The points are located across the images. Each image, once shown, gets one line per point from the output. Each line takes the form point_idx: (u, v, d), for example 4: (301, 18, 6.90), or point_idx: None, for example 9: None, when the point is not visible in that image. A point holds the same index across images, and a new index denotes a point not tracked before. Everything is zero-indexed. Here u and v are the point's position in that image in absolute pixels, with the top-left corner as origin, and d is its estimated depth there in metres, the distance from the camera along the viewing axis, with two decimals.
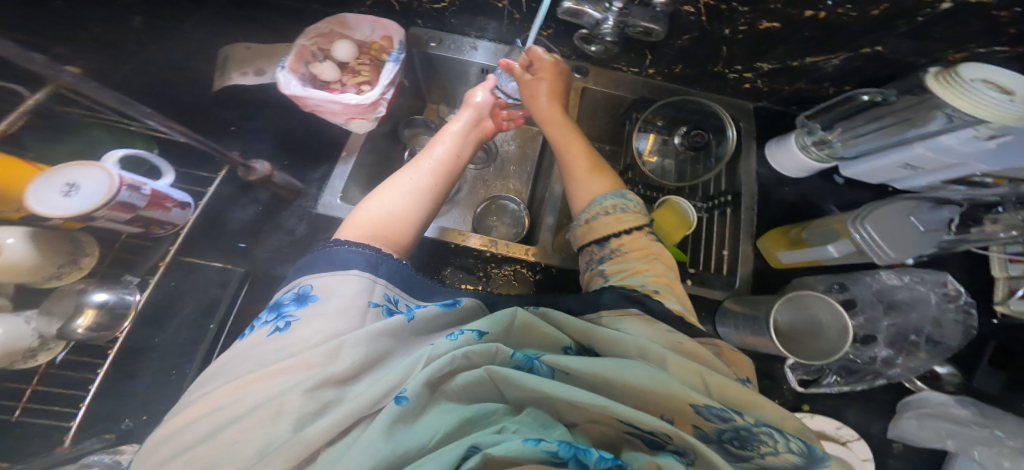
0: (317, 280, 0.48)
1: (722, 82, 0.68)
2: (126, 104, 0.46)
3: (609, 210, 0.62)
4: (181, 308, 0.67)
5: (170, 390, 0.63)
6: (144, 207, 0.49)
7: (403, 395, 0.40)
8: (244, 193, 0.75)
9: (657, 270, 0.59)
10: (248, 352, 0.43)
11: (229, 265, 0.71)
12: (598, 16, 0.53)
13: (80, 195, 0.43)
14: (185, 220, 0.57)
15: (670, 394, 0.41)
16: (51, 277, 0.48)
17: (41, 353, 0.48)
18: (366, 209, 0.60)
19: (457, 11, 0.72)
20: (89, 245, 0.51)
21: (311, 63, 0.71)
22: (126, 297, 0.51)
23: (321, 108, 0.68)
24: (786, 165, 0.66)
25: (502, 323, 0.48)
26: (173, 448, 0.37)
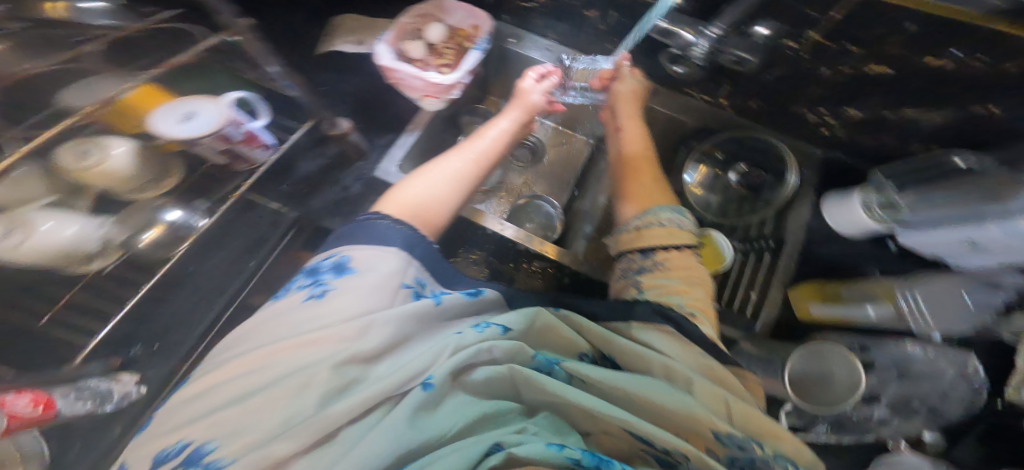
0: (357, 252, 0.45)
1: (796, 124, 0.69)
2: (262, 52, 0.54)
3: (665, 223, 0.60)
4: (226, 246, 0.67)
5: (192, 322, 0.63)
6: (239, 143, 0.53)
7: (429, 382, 0.39)
8: (315, 146, 0.75)
9: (697, 296, 0.55)
10: (276, 318, 0.41)
11: (283, 209, 0.71)
12: (691, 39, 0.59)
13: (194, 123, 0.47)
14: (266, 162, 0.60)
15: (695, 419, 0.40)
16: (133, 190, 0.50)
17: (95, 260, 0.49)
18: (409, 188, 0.58)
19: (542, 13, 0.77)
20: (175, 166, 0.54)
21: (404, 39, 0.76)
22: (192, 222, 0.55)
23: (404, 81, 0.74)
24: (842, 224, 0.64)
25: (526, 318, 0.49)
26: (196, 411, 0.35)
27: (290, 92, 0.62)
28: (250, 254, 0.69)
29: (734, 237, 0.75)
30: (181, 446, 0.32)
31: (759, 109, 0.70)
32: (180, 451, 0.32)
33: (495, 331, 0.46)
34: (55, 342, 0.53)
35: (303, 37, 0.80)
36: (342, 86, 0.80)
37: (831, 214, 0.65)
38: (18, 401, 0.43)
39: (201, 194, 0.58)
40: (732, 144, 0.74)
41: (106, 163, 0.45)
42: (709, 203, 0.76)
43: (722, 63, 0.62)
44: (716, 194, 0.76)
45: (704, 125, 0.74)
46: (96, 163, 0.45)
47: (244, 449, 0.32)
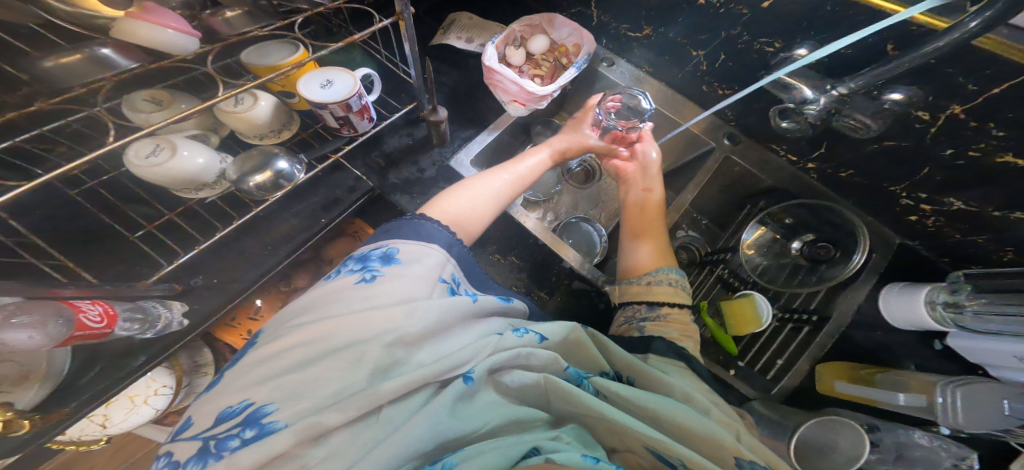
0: (404, 246, 0.45)
1: (884, 204, 0.67)
2: (408, 39, 0.53)
3: (672, 283, 0.60)
4: (304, 200, 0.70)
5: (256, 262, 0.66)
6: (354, 114, 0.59)
7: (471, 375, 0.39)
8: (407, 125, 0.79)
9: (691, 348, 0.55)
10: (331, 296, 0.40)
11: (364, 177, 0.75)
12: (808, 97, 0.56)
13: (331, 90, 0.55)
14: (366, 132, 0.65)
15: (718, 445, 0.39)
16: (255, 136, 0.57)
17: (204, 190, 0.52)
18: (455, 196, 0.58)
19: (645, 44, 0.79)
20: (294, 124, 0.61)
21: (509, 45, 0.81)
22: (295, 173, 0.57)
23: (500, 84, 0.77)
24: (898, 319, 0.62)
25: (563, 327, 0.47)
26: (253, 378, 0.34)
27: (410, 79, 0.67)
28: (323, 212, 0.71)
29: (775, 304, 0.76)
30: (243, 406, 0.32)
31: (852, 182, 0.68)
32: (241, 411, 0.32)
33: (532, 339, 0.44)
34: (138, 255, 0.55)
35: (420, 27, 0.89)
36: (442, 77, 0.87)
37: (890, 307, 0.63)
38: (90, 310, 0.44)
39: (303, 152, 0.64)
40: (803, 212, 0.73)
41: (254, 110, 0.53)
42: (753, 263, 0.76)
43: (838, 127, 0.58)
44: (766, 257, 0.77)
45: (775, 184, 0.75)
46: (247, 108, 0.53)
47: (301, 415, 0.32)
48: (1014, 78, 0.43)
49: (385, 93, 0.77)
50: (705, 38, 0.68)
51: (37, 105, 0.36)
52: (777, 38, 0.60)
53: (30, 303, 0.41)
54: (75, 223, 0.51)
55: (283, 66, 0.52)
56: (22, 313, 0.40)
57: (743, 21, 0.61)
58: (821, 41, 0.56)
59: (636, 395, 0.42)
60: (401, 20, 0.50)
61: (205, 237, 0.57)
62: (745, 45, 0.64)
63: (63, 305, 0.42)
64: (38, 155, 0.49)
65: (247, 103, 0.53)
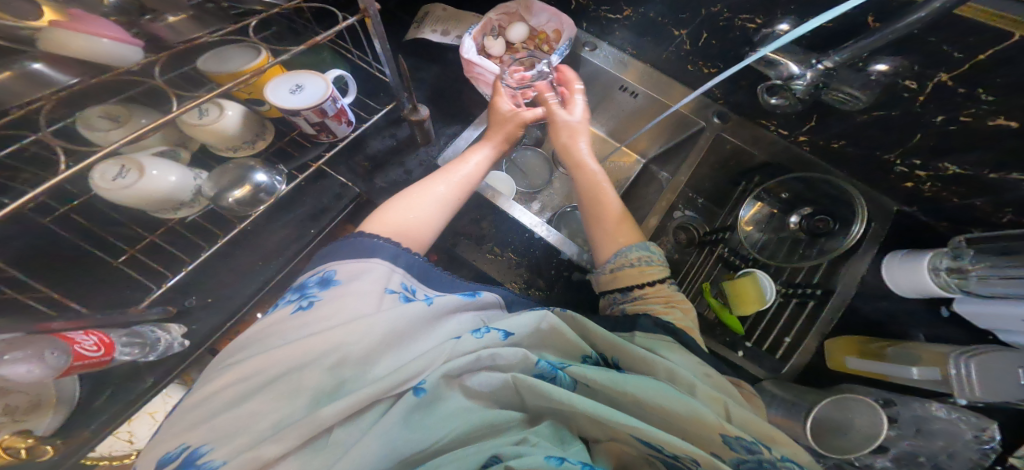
0: (342, 266, 0.46)
1: (880, 173, 0.65)
2: (380, 40, 0.52)
3: (634, 263, 0.58)
4: (292, 212, 0.70)
5: (251, 277, 0.66)
6: (330, 118, 0.59)
7: (423, 386, 0.38)
8: (389, 126, 0.78)
9: (679, 317, 0.54)
10: (270, 330, 0.41)
11: (350, 183, 0.74)
12: (796, 72, 0.54)
13: (302, 95, 0.54)
14: (346, 137, 0.65)
15: (701, 423, 0.38)
16: (231, 148, 0.56)
17: (182, 209, 0.52)
18: (392, 212, 0.56)
19: (625, 25, 0.78)
20: (269, 133, 0.59)
21: (487, 35, 0.80)
22: (276, 185, 0.57)
23: (482, 78, 0.76)
24: (905, 287, 0.60)
25: (530, 322, 0.44)
26: (194, 419, 0.35)
27: (386, 78, 0.64)
28: (312, 222, 0.71)
29: (778, 281, 0.75)
30: (180, 450, 0.33)
31: (846, 151, 0.66)
32: (177, 455, 0.33)
33: (495, 337, 0.43)
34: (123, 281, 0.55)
35: (397, 26, 0.88)
36: (422, 74, 0.86)
37: (896, 276, 0.61)
38: (85, 340, 0.44)
39: (284, 162, 0.63)
40: (799, 185, 0.71)
41: (222, 120, 0.52)
42: (753, 239, 0.74)
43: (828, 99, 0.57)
44: (766, 232, 0.75)
45: (770, 159, 0.73)
46: (214, 119, 0.51)
47: (237, 451, 0.33)
48: (998, 44, 0.41)
49: (364, 94, 0.76)
50: (686, 17, 0.67)
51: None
52: (759, 13, 0.58)
53: (24, 338, 0.40)
54: (58, 253, 0.51)
55: (244, 72, 0.50)
56: (14, 350, 0.40)
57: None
58: (803, 14, 0.54)
59: (613, 380, 0.40)
60: (367, 17, 0.49)
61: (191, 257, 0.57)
62: (727, 22, 0.62)
63: (56, 337, 0.42)
64: (4, 184, 0.48)
65: (212, 113, 0.51)
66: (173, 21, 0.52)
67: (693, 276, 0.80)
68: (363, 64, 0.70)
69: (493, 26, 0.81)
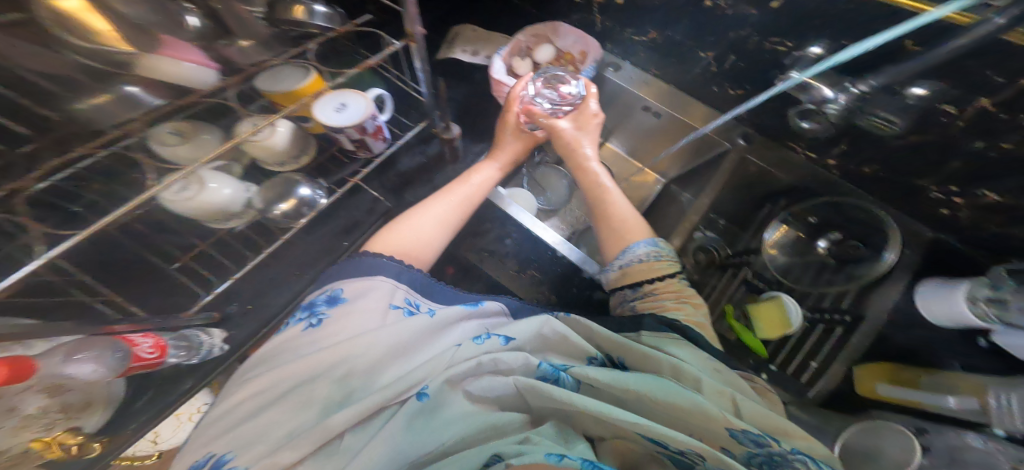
0: (347, 285, 0.48)
1: (914, 198, 0.65)
2: (422, 62, 0.56)
3: (643, 258, 0.57)
4: (328, 224, 0.73)
5: (285, 288, 0.69)
6: (370, 135, 0.61)
7: (425, 392, 0.40)
8: (420, 144, 0.81)
9: (690, 312, 0.53)
10: (285, 347, 0.44)
11: (381, 198, 0.76)
12: (828, 96, 0.55)
13: (346, 113, 0.56)
14: (382, 153, 0.67)
15: (704, 417, 0.37)
16: (278, 164, 0.60)
17: (234, 220, 0.54)
18: (396, 232, 0.59)
19: (650, 48, 0.81)
20: (312, 149, 0.62)
21: (516, 56, 0.82)
22: (318, 199, 0.61)
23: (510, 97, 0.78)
24: (935, 313, 0.60)
25: (530, 331, 0.47)
26: (217, 431, 0.38)
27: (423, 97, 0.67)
28: (344, 235, 0.74)
29: (804, 305, 0.74)
30: (205, 459, 0.36)
31: (878, 176, 0.66)
32: (205, 463, 0.35)
33: (495, 343, 0.46)
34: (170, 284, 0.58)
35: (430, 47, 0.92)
36: (452, 93, 0.89)
37: (926, 301, 0.61)
38: (143, 343, 0.46)
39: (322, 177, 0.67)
40: (827, 210, 0.71)
41: (272, 137, 0.55)
42: (776, 263, 0.74)
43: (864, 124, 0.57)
44: (791, 257, 0.74)
45: (797, 182, 0.73)
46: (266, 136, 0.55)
47: (254, 459, 0.34)
48: None
49: (396, 112, 0.79)
50: (713, 40, 0.69)
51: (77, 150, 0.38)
52: (789, 38, 0.59)
53: (88, 338, 0.42)
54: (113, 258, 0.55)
55: (300, 91, 0.54)
56: (84, 349, 0.41)
57: (752, 22, 0.61)
58: (837, 39, 0.54)
59: (613, 377, 0.40)
60: (412, 42, 0.51)
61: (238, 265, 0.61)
62: (756, 46, 0.64)
63: (119, 339, 0.44)
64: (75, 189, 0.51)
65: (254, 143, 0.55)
66: (243, 45, 0.51)
67: (716, 297, 0.79)
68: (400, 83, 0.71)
69: (522, 47, 0.83)
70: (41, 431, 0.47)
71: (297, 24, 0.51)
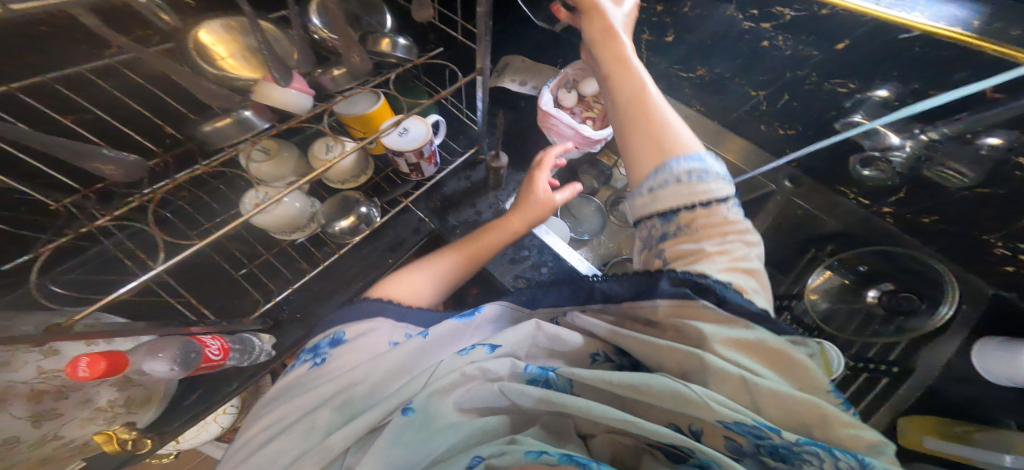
0: (347, 325, 0.48)
1: (976, 252, 0.64)
2: (486, 92, 0.58)
3: (682, 179, 0.45)
4: (377, 241, 0.77)
5: (332, 300, 0.73)
6: (426, 159, 0.65)
7: (411, 406, 0.38)
8: (465, 169, 0.83)
9: (731, 254, 0.44)
10: (288, 386, 0.44)
11: (427, 220, 0.79)
12: (894, 143, 0.60)
13: (406, 137, 0.60)
14: (431, 177, 0.70)
15: (698, 410, 0.33)
16: (340, 181, 0.64)
17: (296, 232, 0.60)
18: (397, 287, 0.54)
19: (697, 84, 0.83)
20: (369, 169, 0.66)
21: (562, 88, 0.84)
22: (372, 217, 0.65)
23: (556, 128, 0.80)
24: (993, 370, 0.57)
25: (520, 338, 0.43)
26: (233, 463, 0.39)
27: (476, 126, 0.70)
28: (389, 253, 0.77)
29: (845, 354, 0.72)
30: None
31: (939, 228, 0.66)
32: None
33: (479, 353, 0.42)
34: (243, 288, 0.67)
35: None
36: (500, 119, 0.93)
37: (984, 358, 0.58)
38: (212, 345, 0.50)
39: (376, 195, 0.71)
40: (876, 258, 0.71)
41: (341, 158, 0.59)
42: (817, 308, 0.74)
43: (928, 176, 0.61)
44: (834, 303, 0.74)
45: (844, 228, 0.74)
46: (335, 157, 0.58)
47: None
48: None
49: (446, 136, 0.82)
50: (767, 79, 0.71)
51: (201, 171, 0.46)
52: (854, 80, 0.61)
53: (164, 339, 0.47)
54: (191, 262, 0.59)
55: (367, 115, 0.57)
56: (164, 350, 0.46)
57: (813, 63, 0.63)
58: (904, 81, 0.57)
59: (600, 374, 0.36)
60: (478, 74, 0.55)
61: (294, 275, 0.68)
62: (814, 86, 0.66)
63: (191, 339, 0.49)
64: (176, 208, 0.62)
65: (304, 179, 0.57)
66: (336, 74, 0.53)
67: None
68: (463, 113, 0.77)
69: (568, 80, 0.85)
70: (104, 423, 0.53)
71: (378, 54, 0.55)
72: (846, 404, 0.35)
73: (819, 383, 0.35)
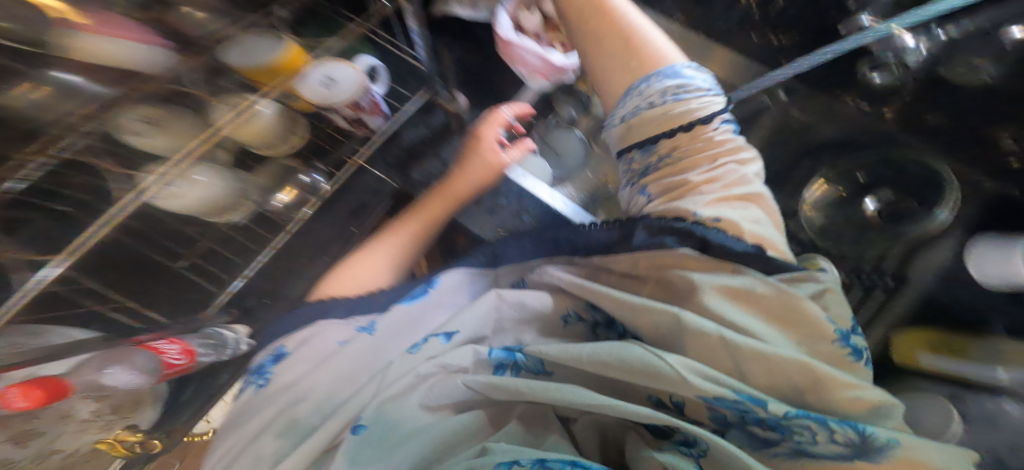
0: (291, 339, 0.46)
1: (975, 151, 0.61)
2: None
3: (657, 99, 0.43)
4: (337, 206, 0.71)
5: (300, 277, 0.69)
6: (366, 110, 0.56)
7: (361, 424, 0.37)
8: None
9: (717, 182, 0.41)
10: (237, 416, 0.42)
11: (386, 178, 0.72)
12: (910, 46, 0.54)
13: (336, 88, 0.50)
14: (381, 129, 0.63)
15: (669, 382, 0.30)
16: (267, 148, 0.59)
17: (233, 212, 0.57)
18: (345, 282, 0.53)
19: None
20: (302, 128, 0.61)
21: (521, 8, 0.73)
22: (315, 182, 0.62)
23: (519, 57, 0.70)
24: (987, 273, 0.56)
25: (479, 316, 0.43)
26: None
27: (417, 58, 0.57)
28: (352, 219, 0.71)
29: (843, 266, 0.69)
30: None
31: (940, 126, 0.61)
32: None
33: (435, 344, 0.42)
34: (184, 285, 0.59)
35: None
36: (450, 51, 0.80)
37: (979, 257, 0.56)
38: (171, 349, 0.46)
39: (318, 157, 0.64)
40: (877, 165, 0.67)
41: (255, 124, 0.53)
42: (814, 223, 0.71)
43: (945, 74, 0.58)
44: (831, 215, 0.70)
45: (844, 136, 0.69)
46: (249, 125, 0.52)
47: None
48: None
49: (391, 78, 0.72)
50: None
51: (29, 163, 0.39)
52: None
53: (114, 351, 0.42)
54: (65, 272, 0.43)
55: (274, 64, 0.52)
56: (108, 364, 0.41)
57: None
58: None
59: (564, 349, 0.34)
60: None
61: (245, 261, 0.62)
62: None
63: (145, 348, 0.44)
64: None
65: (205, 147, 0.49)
66: None
67: None
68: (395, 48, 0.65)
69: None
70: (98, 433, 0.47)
71: None
72: (855, 355, 0.32)
73: (821, 334, 0.32)
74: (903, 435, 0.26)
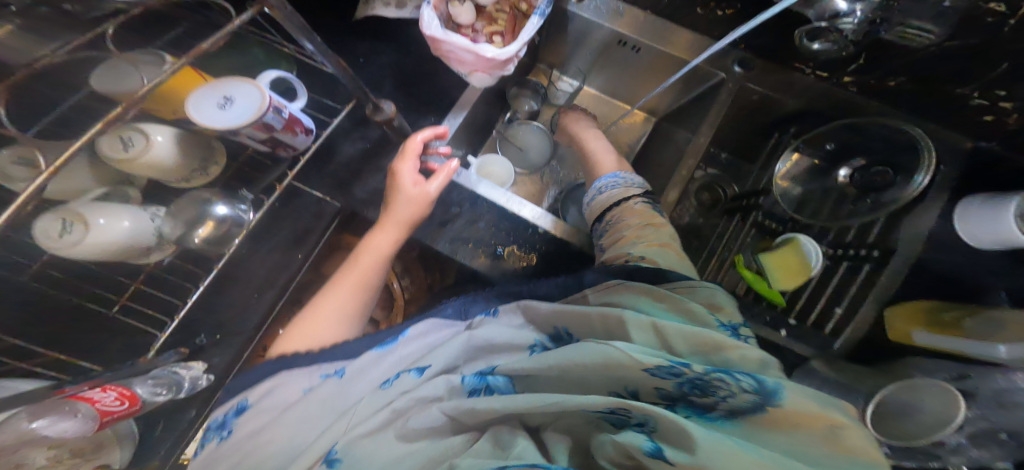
0: (253, 389, 0.44)
1: (951, 108, 0.54)
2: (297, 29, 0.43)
3: (603, 191, 0.62)
4: (280, 230, 0.68)
5: (251, 310, 0.66)
6: (280, 130, 0.52)
7: (334, 458, 0.34)
8: (358, 128, 0.70)
9: (650, 235, 0.53)
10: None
11: (328, 198, 0.68)
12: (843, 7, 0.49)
13: (234, 110, 0.47)
14: (307, 148, 0.60)
15: (617, 364, 0.31)
16: (181, 179, 0.54)
17: (154, 253, 0.52)
18: (307, 327, 0.51)
19: None
20: (217, 155, 0.57)
21: None
22: (240, 215, 0.57)
23: (452, 55, 0.63)
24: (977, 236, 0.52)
25: (455, 352, 0.41)
26: None
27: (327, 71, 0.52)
28: (297, 245, 0.68)
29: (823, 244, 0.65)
30: None
31: (904, 90, 0.57)
32: None
33: (407, 380, 0.40)
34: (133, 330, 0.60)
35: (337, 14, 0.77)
36: (383, 59, 0.76)
37: (966, 218, 0.53)
38: (107, 397, 0.41)
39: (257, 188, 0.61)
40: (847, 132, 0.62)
41: (153, 150, 0.48)
42: (789, 196, 0.66)
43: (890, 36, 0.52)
44: (806, 187, 0.65)
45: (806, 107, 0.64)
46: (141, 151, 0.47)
47: None
48: None
49: (319, 93, 0.68)
50: None
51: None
52: None
53: (41, 404, 0.38)
54: None
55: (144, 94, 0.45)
56: (38, 417, 0.38)
57: None
58: None
59: (535, 359, 0.34)
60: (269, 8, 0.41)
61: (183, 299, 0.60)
62: None
63: (77, 399, 0.39)
64: None
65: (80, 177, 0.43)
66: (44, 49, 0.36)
67: (724, 246, 0.71)
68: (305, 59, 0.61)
69: None
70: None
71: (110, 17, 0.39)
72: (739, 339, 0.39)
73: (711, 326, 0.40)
74: (788, 384, 0.31)
